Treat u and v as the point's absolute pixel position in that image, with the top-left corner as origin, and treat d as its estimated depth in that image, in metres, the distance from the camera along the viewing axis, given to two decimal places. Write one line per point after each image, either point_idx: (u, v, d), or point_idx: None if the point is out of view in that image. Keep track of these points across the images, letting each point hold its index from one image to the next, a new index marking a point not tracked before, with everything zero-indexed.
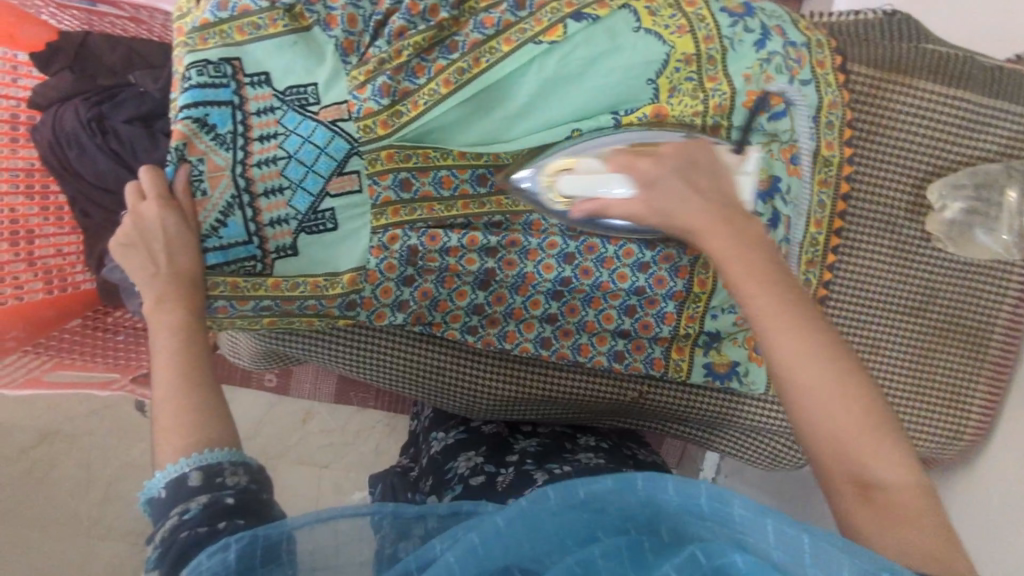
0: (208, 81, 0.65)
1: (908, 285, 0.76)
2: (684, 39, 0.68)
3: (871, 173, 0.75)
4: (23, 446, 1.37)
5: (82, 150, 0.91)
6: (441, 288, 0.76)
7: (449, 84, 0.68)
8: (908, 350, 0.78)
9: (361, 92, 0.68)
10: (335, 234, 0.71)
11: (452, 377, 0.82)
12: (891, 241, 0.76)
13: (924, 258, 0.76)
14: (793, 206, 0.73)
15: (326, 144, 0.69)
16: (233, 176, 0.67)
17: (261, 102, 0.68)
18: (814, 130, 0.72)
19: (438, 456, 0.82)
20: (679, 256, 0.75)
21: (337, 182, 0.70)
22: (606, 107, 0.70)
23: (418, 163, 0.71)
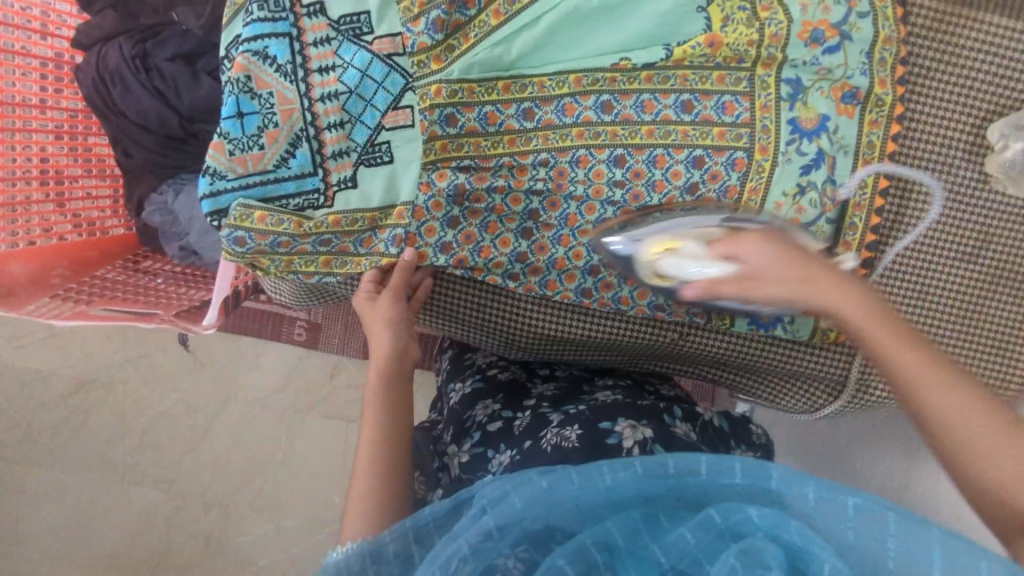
0: (268, 16, 0.69)
1: (964, 225, 0.74)
2: None
3: (929, 112, 0.73)
4: (61, 394, 1.40)
5: (125, 89, 0.91)
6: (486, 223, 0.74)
7: (499, 15, 0.68)
8: (962, 292, 0.75)
9: (414, 25, 0.68)
10: (391, 167, 0.72)
11: (490, 315, 0.81)
12: (947, 180, 0.74)
13: (981, 197, 0.74)
14: (840, 147, 0.72)
15: (383, 77, 0.70)
16: (301, 110, 0.70)
17: (317, 33, 0.70)
18: (867, 66, 0.70)
19: (455, 405, 0.86)
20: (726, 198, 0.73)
21: (392, 116, 0.71)
22: (659, 38, 0.69)
23: (464, 98, 0.70)
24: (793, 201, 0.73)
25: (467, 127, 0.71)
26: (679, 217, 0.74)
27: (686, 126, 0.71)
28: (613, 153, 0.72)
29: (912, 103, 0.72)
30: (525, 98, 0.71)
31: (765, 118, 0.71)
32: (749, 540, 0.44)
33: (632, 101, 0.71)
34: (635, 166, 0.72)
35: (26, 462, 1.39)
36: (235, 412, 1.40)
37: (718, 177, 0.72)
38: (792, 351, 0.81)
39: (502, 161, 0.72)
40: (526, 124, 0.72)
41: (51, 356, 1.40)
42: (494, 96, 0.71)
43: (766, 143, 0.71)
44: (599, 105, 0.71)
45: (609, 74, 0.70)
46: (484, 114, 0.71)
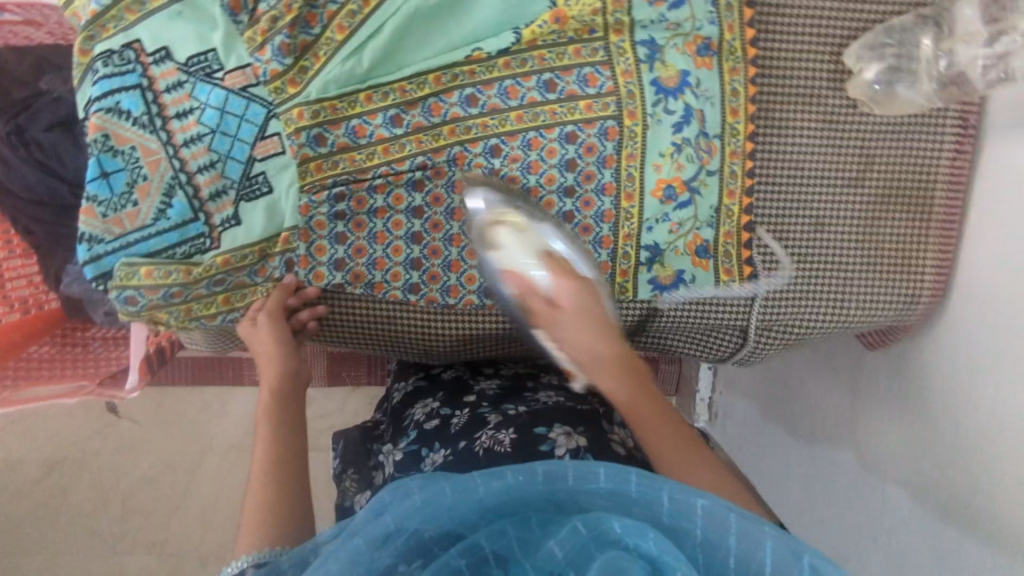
0: (114, 71, 0.68)
1: (841, 153, 0.76)
2: None
3: (788, 49, 0.74)
4: (33, 479, 1.35)
5: (8, 167, 0.90)
6: (374, 222, 0.74)
7: (343, 29, 0.68)
8: (851, 218, 0.78)
9: (260, 54, 0.68)
10: (271, 198, 0.72)
11: (399, 330, 0.80)
12: (817, 112, 0.75)
13: (852, 123, 0.76)
14: (706, 99, 0.73)
15: (243, 110, 0.70)
16: (168, 159, 0.70)
17: (168, 78, 0.69)
18: (714, 14, 0.72)
19: (398, 406, 0.88)
20: (602, 169, 0.74)
21: (262, 147, 0.71)
22: (506, 22, 0.70)
23: (328, 116, 0.69)
24: (671, 160, 0.74)
25: (337, 144, 0.70)
26: (561, 195, 0.75)
27: (553, 105, 0.72)
28: (488, 144, 0.72)
29: (767, 44, 0.74)
30: (390, 106, 0.71)
31: (628, 84, 0.72)
32: (614, 551, 0.50)
33: (495, 90, 0.71)
34: (511, 153, 0.73)
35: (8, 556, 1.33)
36: (214, 462, 1.39)
37: (594, 149, 0.73)
38: (709, 309, 0.81)
39: (378, 171, 0.72)
40: (396, 130, 0.71)
41: (9, 448, 1.36)
42: (358, 109, 0.70)
43: (633, 108, 0.72)
44: (464, 99, 0.71)
45: (466, 66, 0.71)
46: (352, 128, 0.70)
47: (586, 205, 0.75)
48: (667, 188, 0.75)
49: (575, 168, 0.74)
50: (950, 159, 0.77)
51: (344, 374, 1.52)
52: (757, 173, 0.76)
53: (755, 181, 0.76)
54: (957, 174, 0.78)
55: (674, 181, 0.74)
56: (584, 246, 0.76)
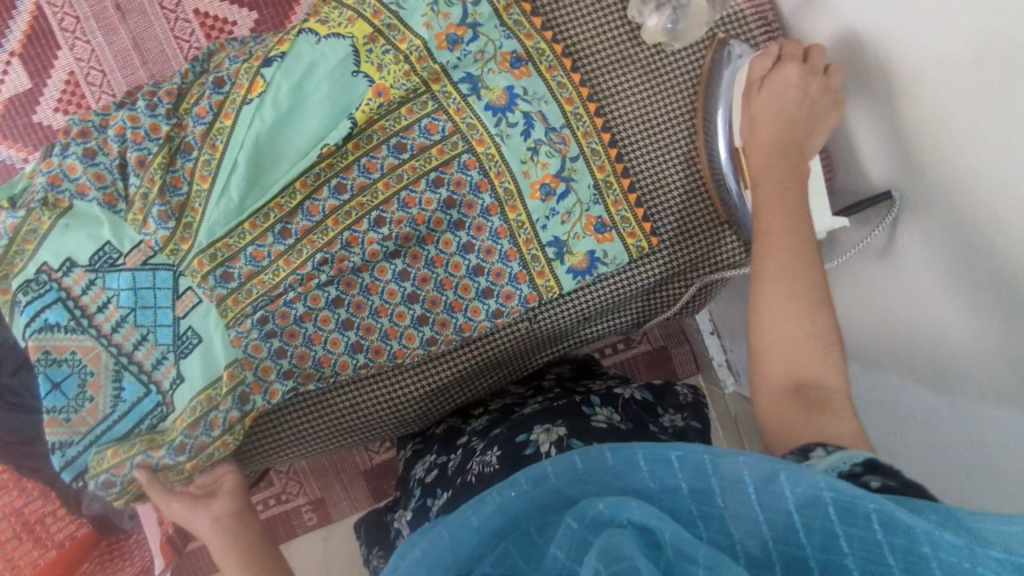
0: (34, 295, 0.75)
1: (674, 90, 0.82)
2: (357, 25, 0.76)
3: (585, 30, 0.82)
4: None
5: None
6: (303, 326, 0.79)
7: (206, 177, 0.76)
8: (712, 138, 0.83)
9: (146, 228, 0.76)
10: (204, 346, 0.76)
11: (369, 407, 0.85)
12: (636, 67, 0.82)
13: (669, 62, 0.82)
14: (539, 102, 0.80)
15: (154, 281, 0.77)
16: (105, 348, 0.76)
17: (81, 281, 0.76)
18: (507, 30, 0.80)
19: (403, 473, 0.89)
20: (480, 195, 0.80)
21: (181, 305, 0.77)
22: (341, 112, 0.76)
23: (225, 254, 0.76)
24: (534, 163, 0.80)
25: (244, 274, 0.77)
26: (454, 230, 0.80)
27: (410, 162, 0.78)
28: (371, 218, 0.78)
29: (565, 36, 0.82)
30: (275, 223, 0.77)
31: (465, 118, 0.79)
32: (608, 530, 0.45)
33: (356, 170, 0.78)
34: (394, 217, 0.78)
35: None
36: None
37: (462, 182, 0.79)
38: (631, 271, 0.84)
39: (288, 283, 0.77)
40: (287, 241, 0.77)
41: None
42: (249, 237, 0.77)
43: (479, 136, 0.79)
44: (334, 190, 0.77)
45: (323, 162, 0.77)
46: (250, 255, 0.77)
47: (479, 230, 0.80)
48: (543, 187, 0.80)
49: (455, 205, 0.80)
50: None
51: (385, 487, 1.54)
52: (613, 135, 0.82)
53: (615, 143, 0.82)
54: None
55: (547, 178, 0.80)
56: (494, 266, 0.81)
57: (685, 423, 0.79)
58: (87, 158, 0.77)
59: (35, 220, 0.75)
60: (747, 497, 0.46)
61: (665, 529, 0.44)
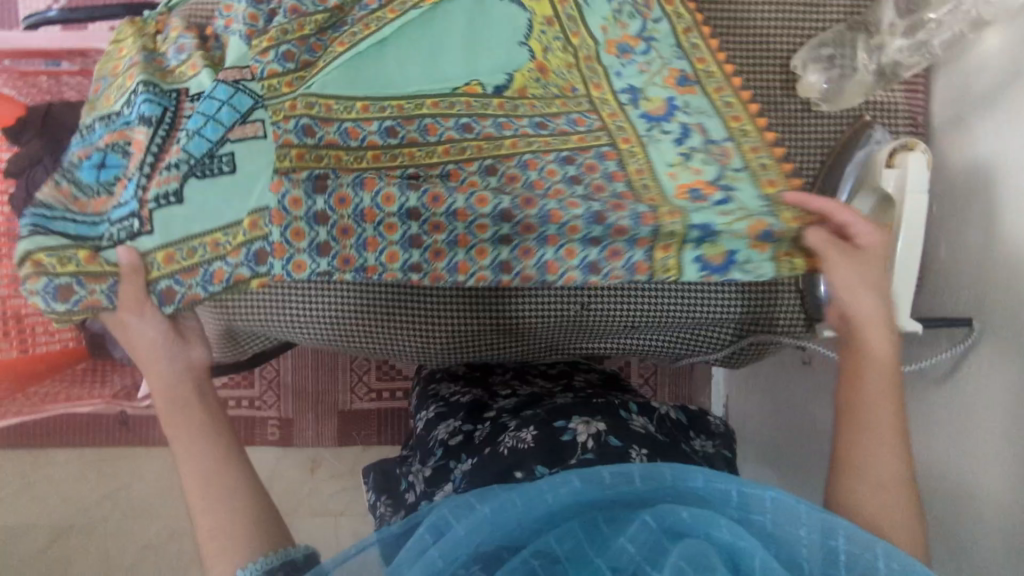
0: (155, 95, 0.71)
1: (806, 149, 0.83)
2: (541, 4, 0.79)
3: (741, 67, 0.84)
4: (38, 548, 1.37)
5: None
6: (363, 226, 0.69)
7: (344, 43, 0.71)
8: None
9: (263, 56, 0.69)
10: (230, 179, 0.69)
11: (396, 321, 0.82)
12: (778, 115, 0.83)
13: (811, 122, 0.83)
14: (697, 116, 0.79)
15: (229, 97, 0.70)
16: (147, 151, 0.70)
17: (193, 104, 0.72)
18: (680, 52, 0.81)
19: (421, 432, 0.88)
20: (611, 183, 0.72)
21: (240, 130, 0.70)
22: (500, 68, 0.75)
23: (321, 113, 0.69)
24: (683, 168, 0.74)
25: (367, 140, 0.70)
26: (568, 182, 0.71)
27: (546, 138, 0.73)
28: (483, 164, 0.71)
29: (725, 65, 0.84)
30: (387, 118, 0.71)
31: (616, 121, 0.76)
32: (689, 539, 0.49)
33: (490, 122, 0.73)
34: (508, 171, 0.71)
35: None
36: None
37: (594, 168, 0.73)
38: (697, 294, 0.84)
39: (364, 172, 0.69)
40: (389, 140, 0.71)
41: (25, 507, 1.39)
42: (353, 114, 0.71)
43: (626, 135, 0.76)
44: (459, 125, 0.72)
45: (464, 98, 0.74)
46: (343, 129, 0.70)
47: (619, 232, 0.70)
48: (691, 192, 0.72)
49: (580, 182, 0.71)
50: None
51: (355, 434, 1.52)
52: None
53: None
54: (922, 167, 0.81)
55: (695, 185, 0.73)
56: (614, 270, 0.72)
57: (715, 450, 0.80)
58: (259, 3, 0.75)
59: (188, 65, 0.75)
60: (834, 556, 0.49)
61: (754, 554, 0.47)
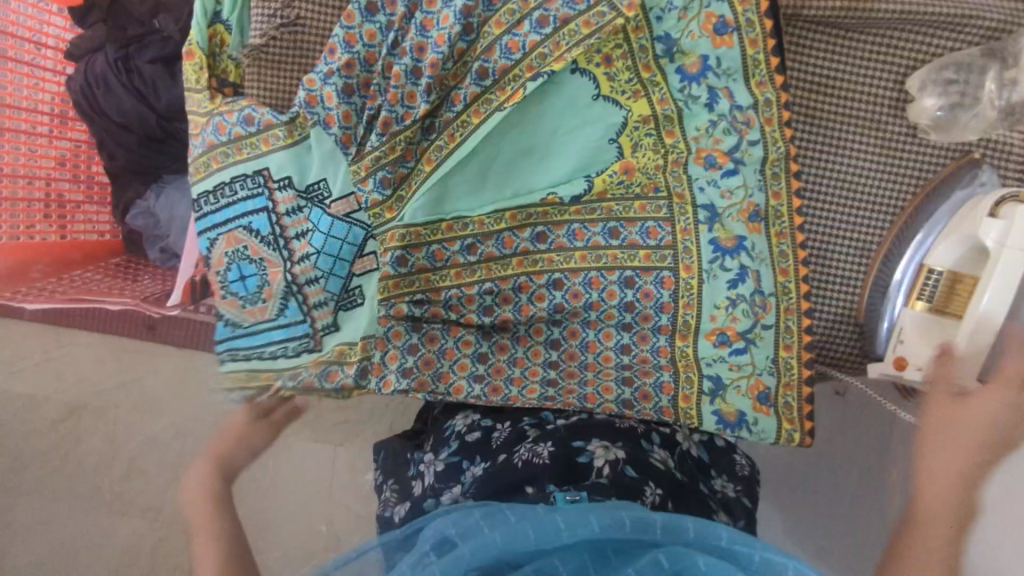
0: (249, 194, 0.78)
1: (899, 179, 0.76)
2: (640, 102, 0.74)
3: (841, 88, 0.75)
4: (52, 421, 1.41)
5: (108, 89, 0.99)
6: (446, 335, 0.78)
7: (431, 161, 0.75)
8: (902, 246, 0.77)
9: (329, 101, 0.75)
10: (364, 307, 0.80)
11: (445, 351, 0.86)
12: (876, 138, 0.75)
13: (912, 152, 0.75)
14: (761, 261, 0.76)
15: (331, 227, 0.78)
16: (274, 249, 0.79)
17: (288, 204, 0.78)
18: (762, 182, 0.75)
19: (438, 416, 0.83)
20: (659, 313, 0.77)
21: (360, 263, 0.80)
22: (579, 171, 0.75)
23: (413, 240, 0.75)
24: (726, 312, 0.77)
25: (417, 266, 0.76)
26: (622, 286, 0.76)
27: (614, 250, 0.76)
28: (552, 278, 0.77)
29: (828, 77, 0.75)
30: (468, 235, 0.76)
31: (685, 240, 0.76)
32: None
33: (565, 231, 0.76)
34: (573, 287, 0.77)
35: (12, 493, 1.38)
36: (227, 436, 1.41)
37: (650, 294, 0.77)
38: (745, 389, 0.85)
39: (450, 294, 0.77)
40: (470, 257, 0.77)
41: (43, 381, 1.42)
42: (439, 235, 0.76)
43: (689, 262, 0.76)
44: (535, 235, 0.77)
45: (540, 208, 0.76)
46: (432, 253, 0.76)
47: (644, 318, 0.77)
48: (720, 334, 0.77)
49: (632, 310, 0.77)
50: None
51: None
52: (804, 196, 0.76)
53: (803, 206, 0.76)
54: None
55: (728, 330, 0.77)
56: (644, 386, 0.77)
57: (736, 496, 0.75)
58: (368, 11, 0.74)
59: (261, 140, 0.78)
60: None
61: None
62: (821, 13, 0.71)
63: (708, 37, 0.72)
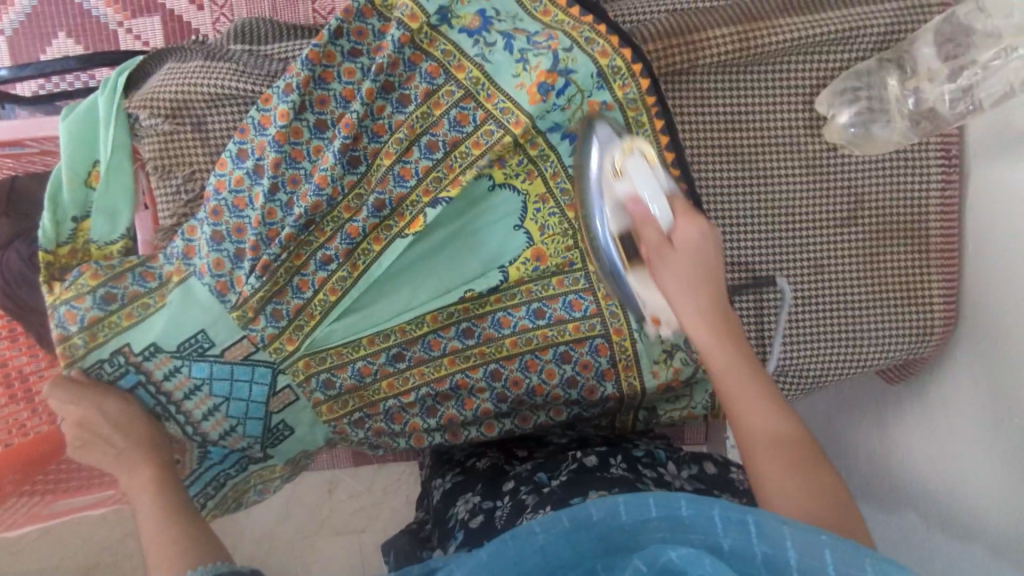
0: (115, 375, 0.70)
1: (833, 195, 0.76)
2: (535, 183, 0.73)
3: (751, 120, 0.75)
4: None
5: (31, 287, 0.95)
6: (397, 439, 0.79)
7: (336, 291, 0.69)
8: (852, 258, 0.77)
9: (190, 256, 0.70)
10: (297, 437, 0.76)
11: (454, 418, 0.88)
12: (799, 163, 0.75)
13: (838, 168, 0.75)
14: None
15: (231, 372, 0.70)
16: (172, 415, 0.71)
17: (164, 367, 0.70)
18: None
19: (439, 504, 0.82)
20: (602, 383, 0.79)
21: (276, 400, 0.73)
22: (492, 264, 0.74)
23: (334, 362, 0.72)
24: (667, 365, 0.79)
25: (345, 386, 0.73)
26: (558, 362, 0.77)
27: (543, 330, 0.76)
28: (488, 369, 0.76)
29: (738, 117, 0.74)
30: (391, 345, 0.73)
31: (610, 304, 0.76)
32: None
33: (489, 321, 0.75)
34: (510, 375, 0.77)
35: None
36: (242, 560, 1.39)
37: (589, 365, 0.78)
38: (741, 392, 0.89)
39: (388, 405, 0.75)
40: (399, 365, 0.74)
41: None
42: (361, 351, 0.72)
43: (620, 326, 0.77)
44: (461, 332, 0.75)
45: (460, 305, 0.74)
46: (357, 370, 0.73)
47: (590, 391, 0.79)
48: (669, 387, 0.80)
49: (576, 385, 0.78)
50: (939, 192, 0.75)
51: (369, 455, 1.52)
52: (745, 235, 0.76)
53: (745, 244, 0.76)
54: (949, 207, 0.75)
55: (673, 382, 0.80)
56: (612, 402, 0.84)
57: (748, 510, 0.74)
58: (239, 159, 0.68)
59: (121, 313, 0.69)
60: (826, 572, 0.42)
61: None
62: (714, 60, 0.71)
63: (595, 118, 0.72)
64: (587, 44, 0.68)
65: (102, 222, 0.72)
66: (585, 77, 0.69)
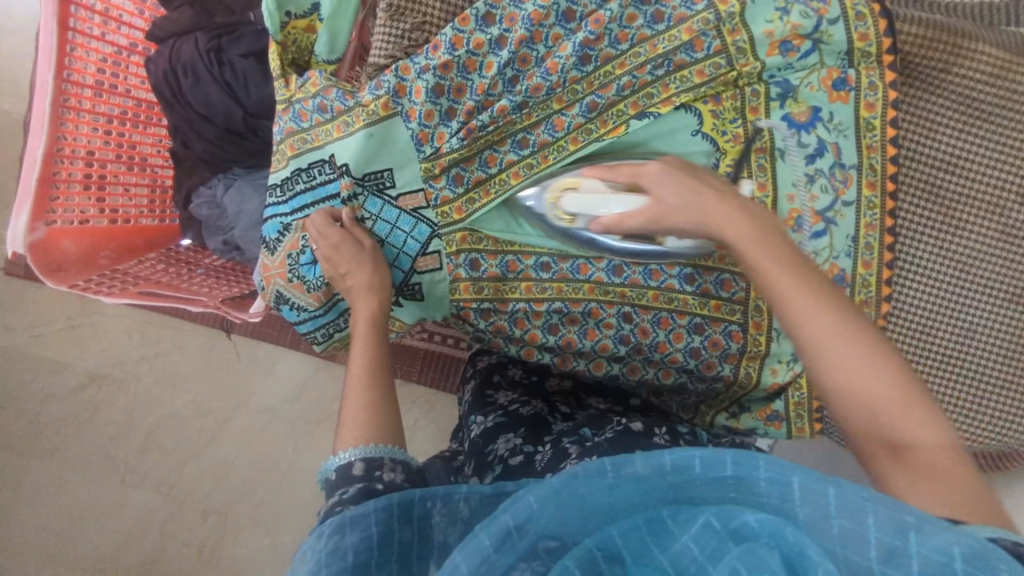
0: (324, 179, 0.75)
1: (1014, 266, 0.77)
2: (736, 147, 0.74)
3: (972, 162, 0.75)
4: (71, 386, 1.37)
5: (196, 79, 0.96)
6: (509, 344, 0.81)
7: (518, 176, 0.74)
8: (1006, 331, 0.78)
9: (415, 95, 0.72)
10: (422, 303, 0.80)
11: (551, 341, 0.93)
12: (998, 223, 0.76)
13: None
14: None
15: (396, 218, 0.76)
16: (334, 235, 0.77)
17: (345, 190, 0.74)
18: (853, 248, 0.75)
19: (477, 439, 0.80)
20: (722, 363, 0.79)
21: (422, 261, 0.77)
22: None
23: (488, 246, 0.75)
24: (787, 367, 0.81)
25: (488, 272, 0.76)
26: (690, 331, 0.78)
27: (687, 296, 0.77)
28: (621, 310, 0.77)
29: (960, 154, 0.75)
30: (544, 253, 0.76)
31: (758, 299, 0.78)
32: (751, 547, 0.41)
33: (641, 268, 0.76)
34: (640, 323, 0.77)
35: (28, 453, 1.34)
36: (245, 420, 1.37)
37: (718, 344, 0.78)
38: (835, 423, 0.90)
39: (517, 306, 0.77)
40: (543, 274, 0.76)
41: (67, 348, 1.37)
42: (517, 247, 0.76)
43: (760, 320, 0.78)
44: (610, 268, 0.76)
45: None
46: (505, 262, 0.76)
47: (707, 366, 0.79)
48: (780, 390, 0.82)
49: (697, 357, 0.79)
50: None
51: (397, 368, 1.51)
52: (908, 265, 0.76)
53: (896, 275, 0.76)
54: None
55: (788, 385, 0.82)
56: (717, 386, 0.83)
57: None
58: (485, 22, 0.71)
59: (334, 125, 0.74)
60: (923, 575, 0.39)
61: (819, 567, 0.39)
62: (965, 90, 0.74)
63: (825, 91, 0.73)
64: (855, 19, 0.70)
65: (326, 39, 0.78)
66: (833, 52, 0.72)
